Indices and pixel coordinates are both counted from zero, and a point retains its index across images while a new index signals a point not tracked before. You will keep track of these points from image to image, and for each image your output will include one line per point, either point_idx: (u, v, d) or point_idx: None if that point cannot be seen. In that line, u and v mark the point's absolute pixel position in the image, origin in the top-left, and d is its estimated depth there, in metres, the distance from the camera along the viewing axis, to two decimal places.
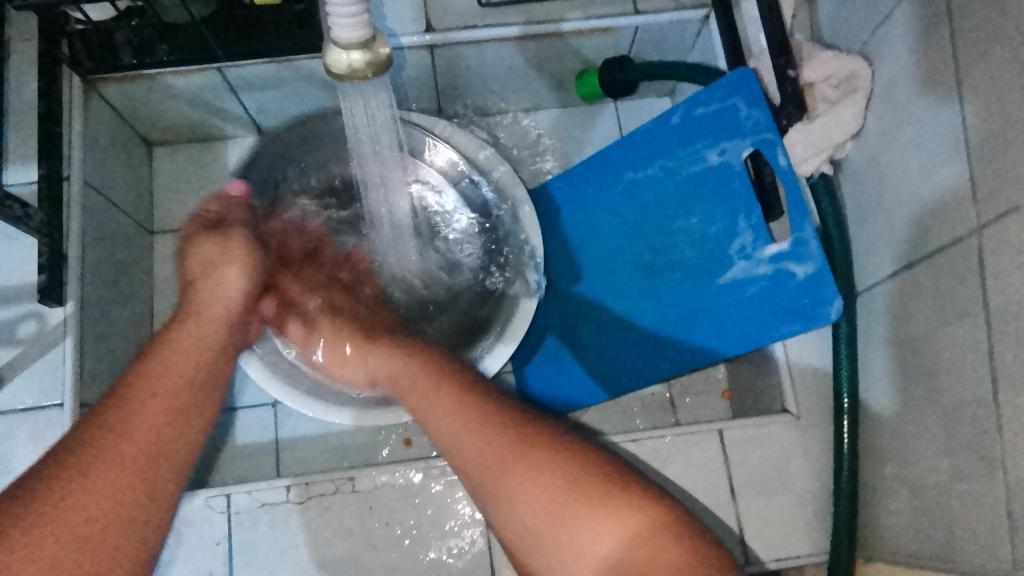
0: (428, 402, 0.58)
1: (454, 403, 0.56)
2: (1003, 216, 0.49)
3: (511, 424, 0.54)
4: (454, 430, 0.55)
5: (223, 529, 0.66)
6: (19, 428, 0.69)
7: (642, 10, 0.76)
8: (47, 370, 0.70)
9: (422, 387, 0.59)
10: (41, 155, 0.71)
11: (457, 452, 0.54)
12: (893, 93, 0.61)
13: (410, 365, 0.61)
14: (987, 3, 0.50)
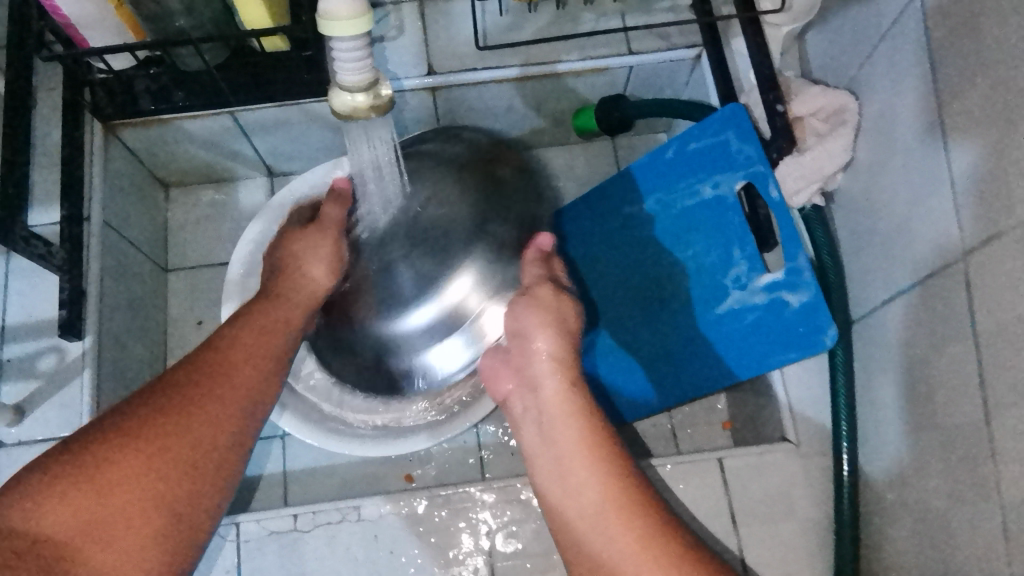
0: (588, 477, 0.54)
1: (619, 494, 0.52)
2: (987, 240, 0.49)
3: (665, 532, 0.50)
4: (603, 519, 0.52)
5: (233, 558, 0.68)
6: (38, 458, 0.72)
7: (636, 50, 0.78)
8: (66, 402, 0.73)
9: (584, 462, 0.54)
10: (63, 196, 0.74)
11: (598, 537, 0.51)
12: (881, 125, 0.62)
13: (574, 425, 0.57)
14: (965, 36, 0.52)
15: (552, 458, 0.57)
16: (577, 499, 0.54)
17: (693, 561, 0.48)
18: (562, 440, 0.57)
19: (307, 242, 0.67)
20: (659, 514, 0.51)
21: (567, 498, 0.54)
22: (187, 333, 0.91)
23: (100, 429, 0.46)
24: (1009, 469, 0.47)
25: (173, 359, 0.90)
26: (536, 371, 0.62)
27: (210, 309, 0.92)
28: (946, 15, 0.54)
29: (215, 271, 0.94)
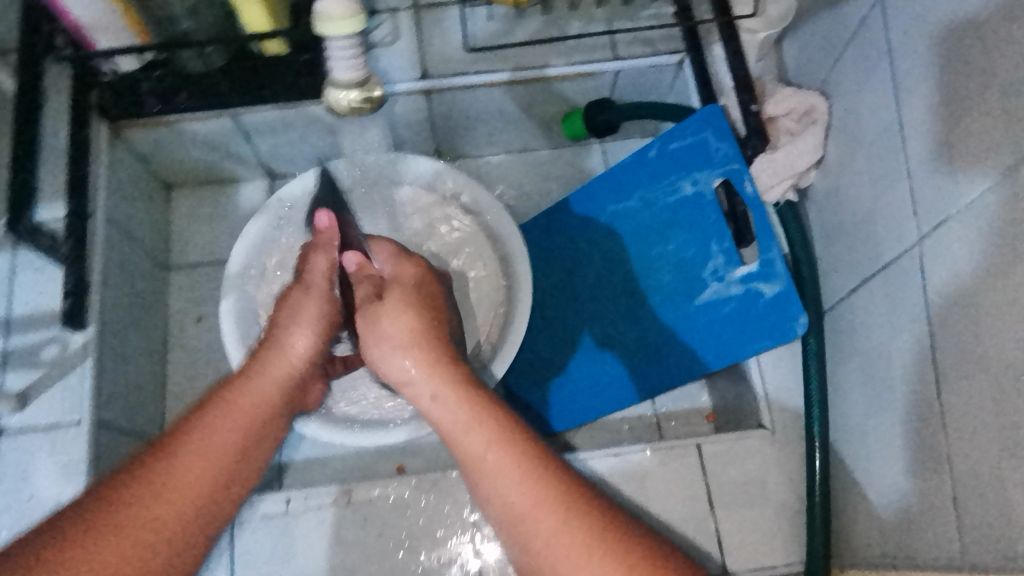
0: (520, 487, 0.49)
1: (554, 498, 0.48)
2: (939, 226, 0.52)
3: (608, 528, 0.47)
4: (542, 530, 0.48)
5: (226, 541, 0.70)
6: (41, 443, 0.74)
7: (621, 56, 0.82)
8: (67, 389, 0.76)
9: (513, 473, 0.50)
10: (71, 193, 0.78)
11: (540, 550, 0.47)
12: (848, 123, 0.66)
13: (494, 433, 0.52)
14: (920, 36, 0.55)
15: (476, 472, 0.52)
16: (512, 515, 0.49)
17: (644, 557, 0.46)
18: (485, 450, 0.51)
19: (307, 307, 0.63)
20: (595, 509, 0.48)
21: (502, 514, 0.50)
22: (187, 329, 0.94)
23: (75, 517, 0.48)
24: (958, 442, 0.50)
25: (174, 354, 0.93)
26: (436, 374, 0.56)
27: (211, 306, 0.95)
28: (903, 19, 0.57)
29: (216, 269, 0.97)
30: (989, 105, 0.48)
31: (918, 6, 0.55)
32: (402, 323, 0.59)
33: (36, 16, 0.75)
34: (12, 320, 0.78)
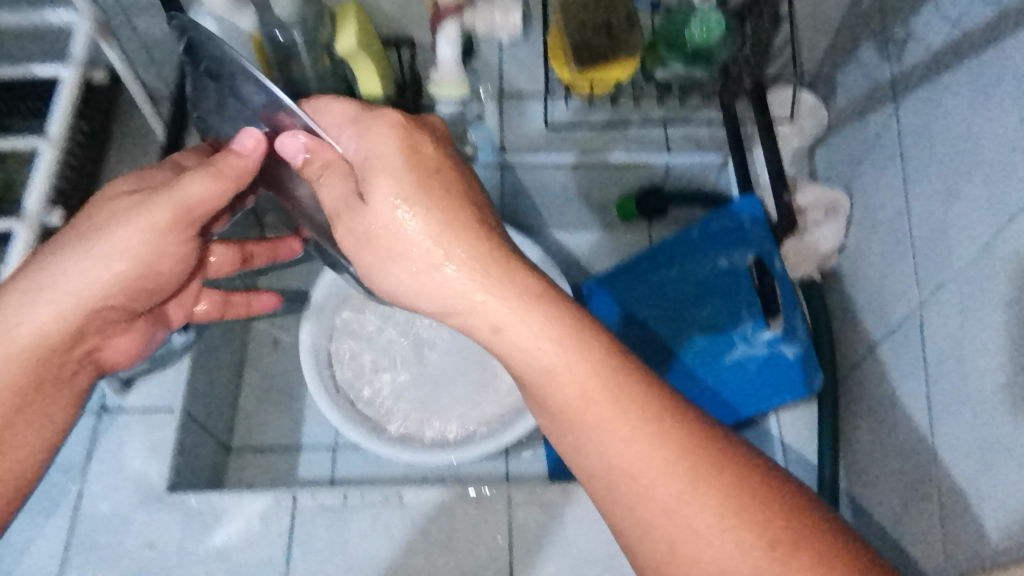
0: (630, 438, 0.49)
1: (667, 445, 0.48)
2: (935, 290, 0.62)
3: (721, 467, 0.48)
4: (655, 479, 0.48)
5: (288, 524, 0.77)
6: (134, 426, 0.82)
7: (673, 151, 0.96)
8: (164, 380, 0.85)
9: (621, 424, 0.50)
10: None
11: (653, 498, 0.48)
12: (865, 214, 0.77)
13: (599, 385, 0.51)
14: (924, 141, 0.68)
15: (579, 424, 0.51)
16: (620, 465, 0.49)
17: (759, 490, 0.47)
18: (592, 404, 0.50)
19: (106, 247, 0.60)
20: (708, 449, 0.48)
21: (608, 467, 0.50)
22: (261, 351, 1.04)
23: None
24: (955, 466, 0.57)
25: (247, 370, 1.03)
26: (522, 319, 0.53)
27: (285, 332, 1.06)
28: (912, 125, 0.70)
29: (294, 301, 1.08)
30: (979, 192, 0.59)
31: (924, 116, 0.68)
32: (466, 254, 0.55)
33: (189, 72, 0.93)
34: None
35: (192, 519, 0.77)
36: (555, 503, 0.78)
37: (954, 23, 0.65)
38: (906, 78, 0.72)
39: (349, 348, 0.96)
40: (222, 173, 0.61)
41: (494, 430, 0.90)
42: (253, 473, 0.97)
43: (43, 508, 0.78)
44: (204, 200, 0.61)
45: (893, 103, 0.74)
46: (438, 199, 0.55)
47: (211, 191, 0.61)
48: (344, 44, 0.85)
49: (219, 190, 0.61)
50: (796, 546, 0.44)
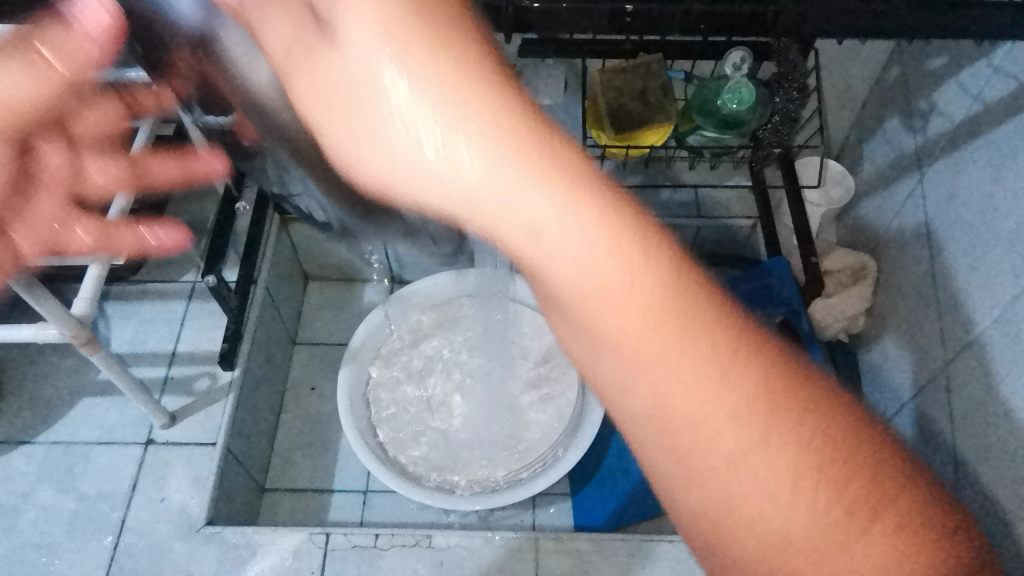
0: (736, 432, 0.30)
1: (798, 449, 0.29)
2: (966, 349, 0.67)
3: (878, 486, 0.29)
4: (775, 498, 0.29)
5: (320, 561, 0.78)
6: (178, 457, 0.86)
7: (704, 214, 0.99)
8: (209, 417, 0.89)
9: (725, 404, 0.30)
10: (245, 263, 0.97)
11: (763, 523, 0.29)
12: (896, 278, 0.80)
13: (685, 333, 0.31)
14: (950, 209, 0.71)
15: (644, 393, 0.31)
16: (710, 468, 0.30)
17: (929, 532, 0.29)
18: (671, 364, 0.30)
19: None
20: (860, 448, 0.29)
21: (687, 466, 0.30)
22: (300, 396, 1.08)
23: None
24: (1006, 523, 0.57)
25: (285, 413, 1.06)
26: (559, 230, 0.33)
27: (323, 378, 1.10)
28: (938, 192, 0.73)
29: (333, 348, 1.13)
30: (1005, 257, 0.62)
31: (949, 181, 0.71)
32: (493, 137, 0.33)
33: None
34: (177, 354, 0.95)
35: (227, 551, 0.78)
36: (583, 553, 0.78)
37: (974, 97, 0.69)
38: (929, 148, 0.76)
39: (383, 392, 0.99)
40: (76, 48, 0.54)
41: (522, 478, 0.91)
42: (286, 514, 0.98)
43: (87, 535, 0.81)
44: (26, 64, 0.54)
45: (918, 172, 0.78)
46: (443, 35, 0.34)
47: (68, 54, 0.54)
48: None
49: (75, 58, 0.54)
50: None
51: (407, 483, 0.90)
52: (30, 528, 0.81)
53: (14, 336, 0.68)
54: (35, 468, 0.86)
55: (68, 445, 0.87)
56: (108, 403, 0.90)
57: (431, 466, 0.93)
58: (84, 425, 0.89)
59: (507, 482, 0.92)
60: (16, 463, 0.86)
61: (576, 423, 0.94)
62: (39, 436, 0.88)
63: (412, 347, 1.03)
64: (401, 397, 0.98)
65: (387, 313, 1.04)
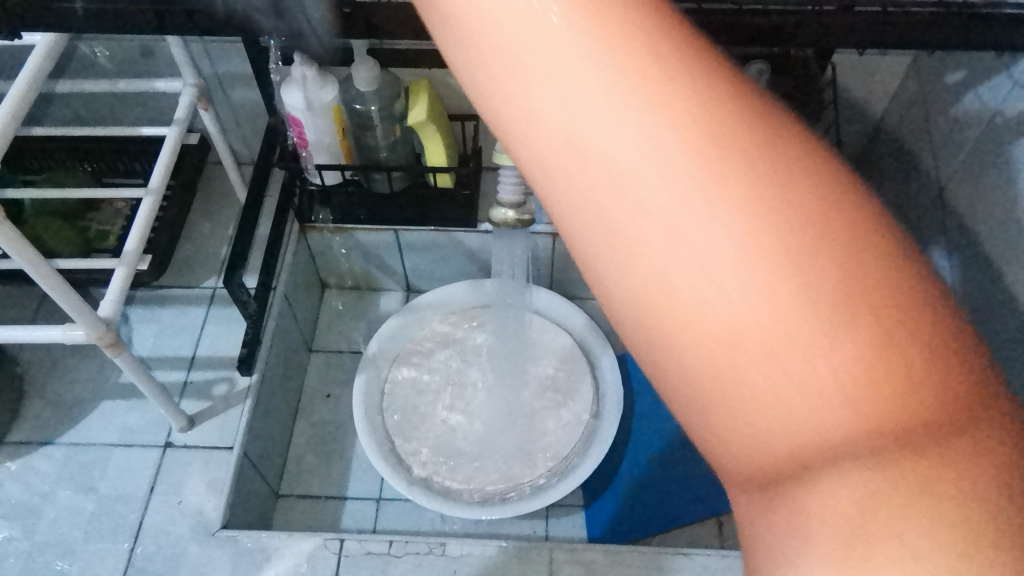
0: (718, 217, 0.27)
1: (788, 236, 0.26)
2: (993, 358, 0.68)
3: (829, 260, 0.26)
4: (758, 292, 0.26)
5: (332, 567, 0.78)
6: (196, 461, 0.87)
7: None
8: (227, 422, 0.90)
9: (704, 185, 0.27)
10: (264, 269, 0.98)
11: (737, 319, 0.27)
12: None
13: (676, 116, 0.27)
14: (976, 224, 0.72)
15: (614, 183, 0.28)
16: (681, 263, 0.27)
17: (934, 342, 0.26)
18: (646, 146, 0.27)
19: None
20: (805, 202, 0.27)
21: (658, 262, 0.27)
22: (315, 402, 1.09)
23: None
24: None
25: (300, 419, 1.07)
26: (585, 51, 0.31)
27: (339, 386, 1.10)
28: (960, 203, 0.74)
29: (349, 356, 1.13)
30: None
31: (975, 193, 0.72)
32: None
33: (274, 136, 1.01)
34: (196, 359, 0.96)
35: (241, 555, 0.79)
36: (597, 565, 0.78)
37: (995, 109, 0.70)
38: (950, 162, 0.76)
39: (398, 397, 0.99)
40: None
41: (534, 488, 0.91)
42: (299, 519, 0.99)
43: (105, 535, 0.81)
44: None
45: (938, 184, 0.78)
46: None
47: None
48: (414, 116, 0.93)
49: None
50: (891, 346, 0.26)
51: (418, 489, 0.90)
52: (49, 528, 0.82)
53: (42, 337, 0.70)
54: (56, 469, 0.87)
55: (87, 446, 0.88)
56: (128, 405, 0.92)
57: (443, 473, 0.93)
58: (103, 426, 0.90)
59: (519, 492, 0.91)
60: (37, 463, 0.87)
61: (589, 437, 0.94)
62: (60, 437, 0.89)
63: (431, 359, 1.03)
64: (415, 405, 0.99)
65: (402, 320, 1.06)
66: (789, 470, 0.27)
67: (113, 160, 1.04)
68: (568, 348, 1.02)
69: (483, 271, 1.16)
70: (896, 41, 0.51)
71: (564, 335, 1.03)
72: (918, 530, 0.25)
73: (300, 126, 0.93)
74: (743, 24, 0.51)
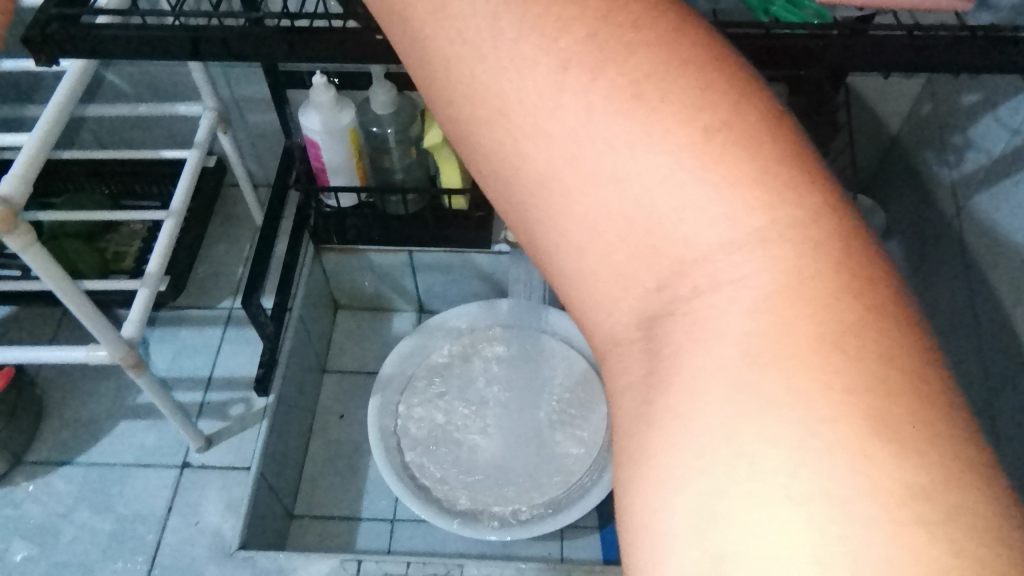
0: (605, 72, 0.32)
1: (664, 84, 0.32)
2: (1012, 376, 0.68)
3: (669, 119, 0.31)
4: (641, 144, 0.31)
5: None
6: (212, 481, 0.87)
7: None
8: (243, 442, 0.90)
9: (592, 48, 0.32)
10: (280, 291, 0.98)
11: (620, 157, 0.32)
12: (937, 311, 0.80)
13: (578, 31, 0.33)
14: (993, 244, 0.72)
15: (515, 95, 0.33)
16: (575, 114, 0.32)
17: (799, 198, 0.31)
18: (546, 24, 0.33)
19: None
20: (656, 71, 0.32)
21: (558, 126, 0.32)
22: (328, 422, 1.09)
23: None
24: None
25: (314, 439, 1.07)
26: (538, 16, 0.33)
27: (352, 406, 1.10)
28: (977, 225, 0.75)
29: (362, 376, 1.14)
30: None
31: (992, 213, 0.72)
32: None
33: (290, 160, 1.02)
34: (213, 380, 0.96)
35: None
36: None
37: (1013, 129, 0.70)
38: (966, 184, 0.77)
39: (412, 415, 1.00)
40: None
41: (547, 511, 0.91)
42: (313, 541, 0.98)
43: (123, 555, 0.82)
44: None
45: (955, 206, 0.79)
46: None
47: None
48: (430, 138, 0.94)
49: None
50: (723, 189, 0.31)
51: (432, 510, 0.90)
52: (68, 547, 0.83)
53: (66, 357, 0.70)
54: (73, 488, 0.87)
55: (105, 466, 0.89)
56: (145, 425, 0.92)
57: (457, 495, 0.93)
58: (120, 446, 0.90)
59: (530, 514, 0.91)
60: (55, 483, 0.87)
61: (603, 459, 0.94)
62: (78, 456, 0.89)
63: (444, 378, 1.03)
64: (429, 425, 0.99)
65: (416, 340, 1.06)
66: (669, 305, 0.32)
67: (132, 183, 1.06)
68: (583, 370, 1.02)
69: (496, 292, 1.17)
70: (925, 65, 0.51)
71: (579, 358, 1.03)
72: (787, 333, 0.29)
73: (318, 149, 0.95)
74: (771, 47, 0.52)
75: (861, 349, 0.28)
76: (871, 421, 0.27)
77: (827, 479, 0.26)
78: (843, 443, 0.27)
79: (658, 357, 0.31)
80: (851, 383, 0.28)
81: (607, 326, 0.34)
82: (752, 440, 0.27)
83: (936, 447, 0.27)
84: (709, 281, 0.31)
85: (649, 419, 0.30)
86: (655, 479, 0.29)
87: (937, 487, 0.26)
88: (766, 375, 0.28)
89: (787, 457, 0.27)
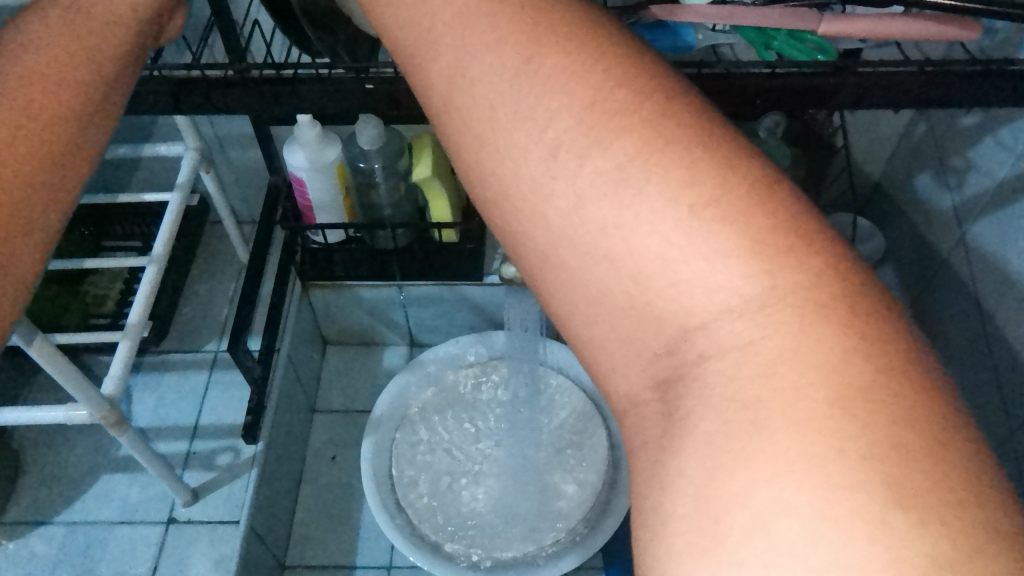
0: (597, 151, 0.31)
1: (657, 157, 0.30)
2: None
3: (666, 180, 0.30)
4: (641, 211, 0.30)
5: None
6: (200, 537, 0.84)
7: None
8: (232, 494, 0.86)
9: (585, 131, 0.31)
10: (266, 332, 0.94)
11: (619, 233, 0.30)
12: (946, 340, 0.79)
13: (571, 103, 0.32)
14: (1000, 273, 0.71)
15: (512, 174, 0.33)
16: (573, 194, 0.31)
17: (818, 259, 0.29)
18: (540, 105, 0.32)
19: None
20: (653, 138, 0.30)
21: (555, 193, 0.32)
22: (320, 465, 1.05)
23: None
24: None
25: (305, 484, 1.04)
26: (537, 97, 0.32)
27: (344, 447, 1.07)
28: (982, 252, 0.73)
29: (354, 415, 1.10)
30: None
31: (999, 242, 0.71)
32: None
33: (275, 197, 0.98)
34: (199, 428, 0.93)
35: None
36: None
37: (1012, 156, 0.69)
38: (970, 207, 0.75)
39: (406, 457, 0.96)
40: (57, 56, 0.43)
41: (550, 555, 0.87)
42: None
43: None
44: None
45: (958, 231, 0.77)
46: None
47: (76, 71, 0.44)
48: (418, 172, 0.92)
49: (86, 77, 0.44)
50: (733, 260, 0.29)
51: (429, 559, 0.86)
52: None
53: (44, 418, 0.67)
54: (54, 551, 0.83)
55: (88, 526, 0.85)
56: (129, 480, 0.88)
57: (456, 542, 0.89)
58: (102, 504, 0.86)
59: (531, 558, 0.87)
60: (35, 546, 0.83)
61: (605, 501, 0.91)
62: (58, 517, 0.85)
63: (438, 418, 1.00)
64: (425, 467, 0.95)
65: (408, 377, 1.02)
66: (679, 369, 0.30)
67: (113, 224, 1.03)
68: (581, 402, 1.00)
69: (489, 323, 1.14)
70: (935, 99, 0.50)
71: (579, 393, 1.00)
72: (795, 402, 0.27)
73: (303, 186, 0.92)
74: (783, 88, 0.51)
75: (876, 415, 0.26)
76: (892, 491, 0.25)
77: (842, 556, 0.24)
78: (872, 530, 0.25)
79: (672, 418, 0.29)
80: (866, 450, 0.25)
81: (622, 386, 0.32)
82: (764, 513, 0.26)
83: (960, 522, 0.24)
84: (716, 347, 0.29)
85: (662, 486, 0.28)
86: (670, 560, 0.27)
87: (962, 563, 0.24)
88: (775, 443, 0.26)
89: (800, 531, 0.25)
